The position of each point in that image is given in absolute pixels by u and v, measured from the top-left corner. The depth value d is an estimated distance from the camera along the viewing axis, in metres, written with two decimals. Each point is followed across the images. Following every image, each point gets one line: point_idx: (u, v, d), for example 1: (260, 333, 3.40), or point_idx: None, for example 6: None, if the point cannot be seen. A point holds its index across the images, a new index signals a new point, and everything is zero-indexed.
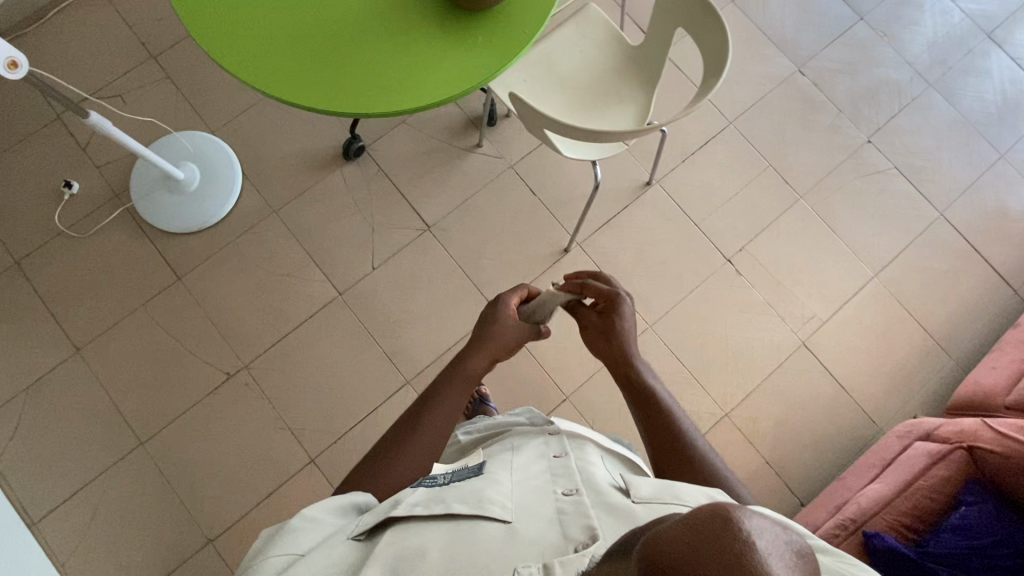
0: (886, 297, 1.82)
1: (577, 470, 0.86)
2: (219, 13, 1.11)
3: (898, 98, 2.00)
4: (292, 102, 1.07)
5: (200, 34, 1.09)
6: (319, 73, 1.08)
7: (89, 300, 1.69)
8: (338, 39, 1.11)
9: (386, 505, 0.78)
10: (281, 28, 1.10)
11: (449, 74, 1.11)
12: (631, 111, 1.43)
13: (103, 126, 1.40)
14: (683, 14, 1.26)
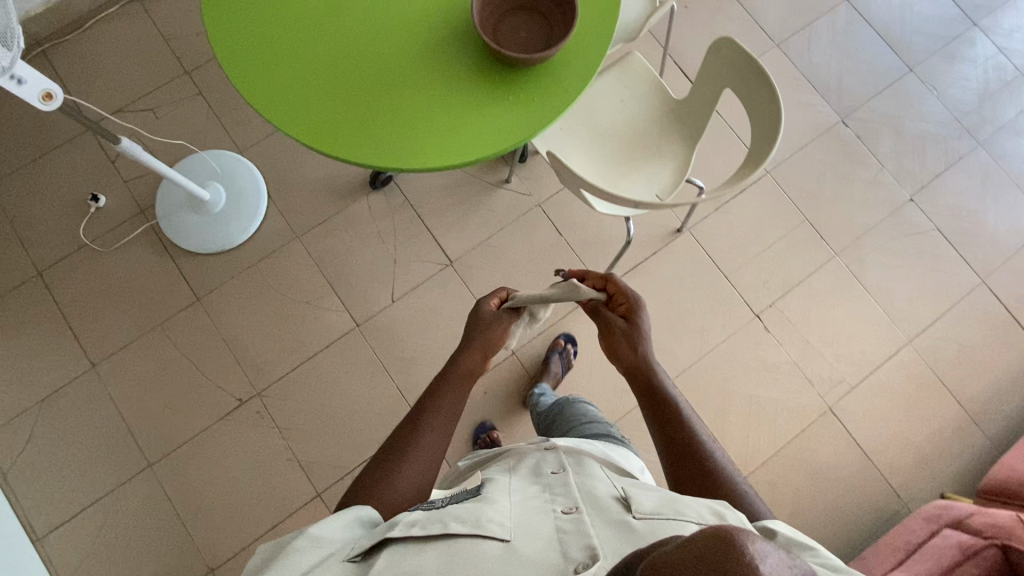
0: (919, 365, 1.75)
1: (574, 486, 0.88)
2: (258, 53, 1.10)
3: (945, 155, 1.92)
4: (325, 151, 1.07)
5: (237, 75, 1.09)
6: (354, 122, 1.08)
7: (108, 314, 1.69)
8: (376, 86, 1.09)
9: (383, 528, 0.78)
10: (320, 73, 1.09)
11: (491, 129, 1.09)
12: (669, 167, 1.39)
13: (135, 153, 1.39)
14: (732, 74, 1.21)
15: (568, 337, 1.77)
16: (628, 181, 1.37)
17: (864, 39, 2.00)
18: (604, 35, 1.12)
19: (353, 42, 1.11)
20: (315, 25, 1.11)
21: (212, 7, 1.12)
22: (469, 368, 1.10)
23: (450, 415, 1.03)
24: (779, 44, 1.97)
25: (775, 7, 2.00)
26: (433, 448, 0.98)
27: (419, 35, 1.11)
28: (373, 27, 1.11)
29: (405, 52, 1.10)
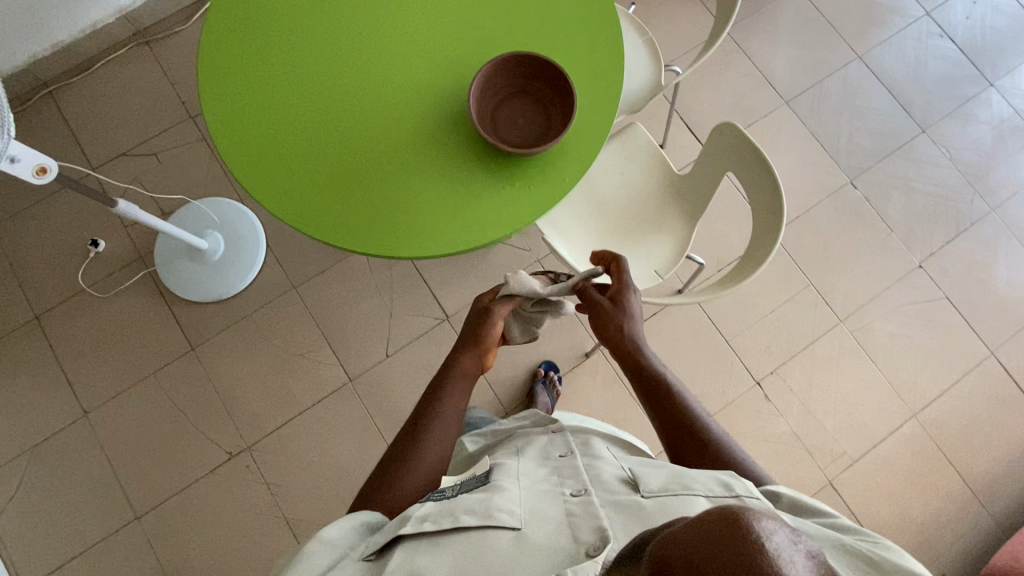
0: (924, 440, 1.70)
1: (583, 467, 0.90)
2: (253, 135, 1.10)
3: (957, 219, 1.87)
4: (315, 237, 1.07)
5: (230, 156, 1.09)
6: (344, 208, 1.07)
7: (102, 361, 1.69)
8: (367, 171, 1.09)
9: (393, 525, 0.79)
10: (311, 155, 1.10)
11: (490, 216, 1.07)
12: (669, 242, 1.35)
13: (132, 213, 1.39)
14: (735, 158, 1.18)
15: (548, 365, 1.70)
16: (627, 255, 1.35)
17: (874, 98, 1.96)
18: (606, 117, 1.10)
19: (354, 127, 1.11)
20: (316, 111, 1.11)
21: (210, 85, 1.12)
22: (469, 368, 1.04)
23: (456, 412, 1.01)
24: (788, 101, 1.95)
25: (785, 63, 1.98)
26: (440, 449, 0.97)
27: (419, 122, 1.11)
28: (373, 113, 1.11)
29: (405, 140, 1.10)
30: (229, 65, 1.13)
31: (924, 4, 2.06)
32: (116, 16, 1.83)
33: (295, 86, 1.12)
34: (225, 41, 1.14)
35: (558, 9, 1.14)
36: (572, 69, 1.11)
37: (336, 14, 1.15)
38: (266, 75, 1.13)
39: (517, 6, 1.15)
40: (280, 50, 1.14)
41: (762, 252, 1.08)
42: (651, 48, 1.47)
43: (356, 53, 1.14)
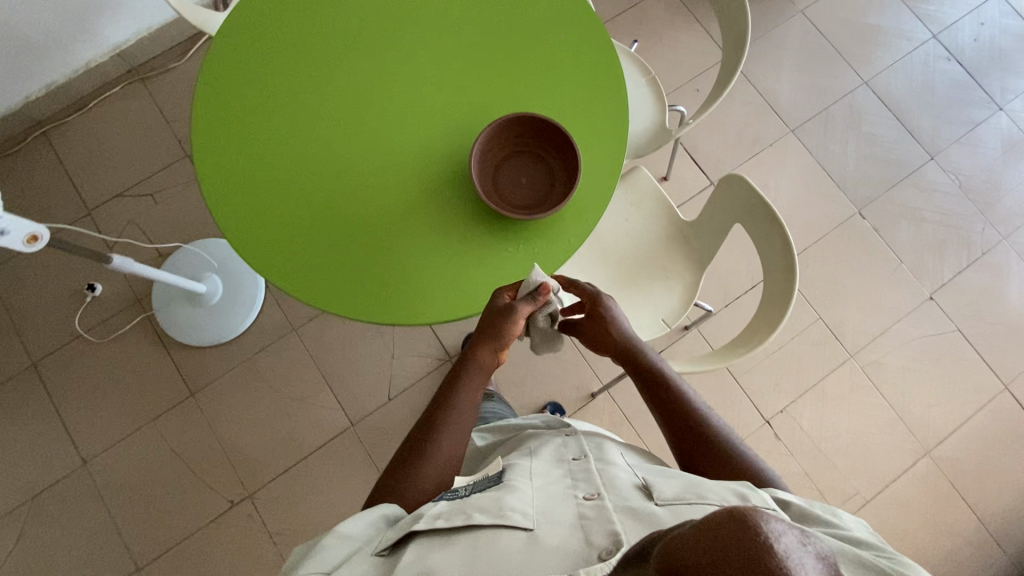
0: (937, 479, 1.67)
1: (597, 471, 0.88)
2: (245, 194, 1.08)
3: (968, 249, 1.84)
4: (308, 301, 1.05)
5: (222, 218, 1.07)
6: (338, 271, 1.05)
7: (101, 409, 1.66)
8: (361, 232, 1.06)
9: (407, 521, 0.78)
10: (305, 215, 1.07)
11: (494, 279, 1.05)
12: (676, 290, 1.31)
13: (127, 267, 1.36)
14: (744, 212, 1.15)
15: (554, 408, 1.68)
16: (633, 304, 1.31)
17: (882, 126, 1.93)
18: (608, 186, 1.08)
19: (353, 192, 1.08)
20: (315, 175, 1.08)
21: (202, 142, 1.10)
22: (484, 362, 1.04)
23: (472, 403, 1.01)
24: (794, 130, 1.91)
25: (789, 90, 1.95)
26: (457, 438, 0.97)
27: (420, 186, 1.08)
28: (374, 176, 1.08)
29: (405, 207, 1.07)
30: (224, 129, 1.11)
31: (931, 27, 2.02)
32: (109, 53, 1.81)
33: (292, 150, 1.10)
34: (219, 105, 1.11)
35: (560, 66, 1.11)
36: (575, 130, 1.08)
37: (332, 74, 1.12)
38: (261, 139, 1.10)
39: (518, 64, 1.11)
40: (276, 112, 1.11)
41: (775, 314, 1.05)
42: (655, 90, 1.44)
43: (353, 115, 1.11)
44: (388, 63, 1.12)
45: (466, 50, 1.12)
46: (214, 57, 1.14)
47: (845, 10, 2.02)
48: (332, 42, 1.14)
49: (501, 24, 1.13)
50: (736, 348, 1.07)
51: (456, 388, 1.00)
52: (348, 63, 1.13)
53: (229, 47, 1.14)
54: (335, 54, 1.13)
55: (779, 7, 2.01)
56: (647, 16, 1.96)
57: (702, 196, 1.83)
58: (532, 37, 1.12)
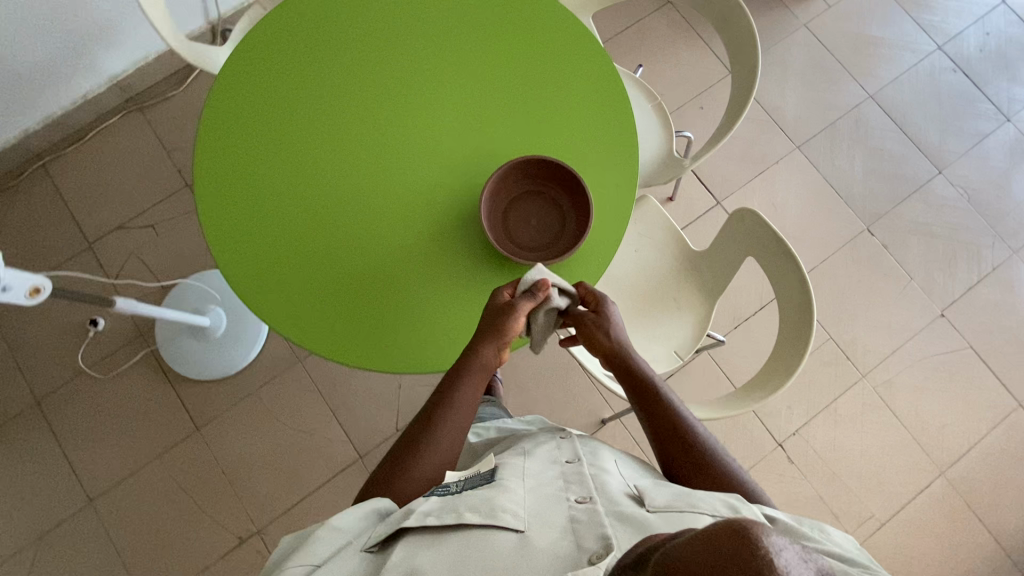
0: (952, 499, 1.66)
1: (588, 474, 0.90)
2: (251, 245, 1.06)
3: (978, 264, 1.82)
4: (320, 353, 1.04)
5: (229, 271, 1.05)
6: (349, 321, 1.04)
7: (107, 446, 1.65)
8: (371, 280, 1.05)
9: (398, 517, 0.80)
10: (312, 264, 1.05)
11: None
12: (688, 321, 1.30)
13: (132, 309, 1.38)
14: (758, 247, 1.13)
15: None
16: (645, 336, 1.29)
17: (889, 140, 1.91)
18: (619, 228, 1.07)
19: (357, 234, 1.06)
20: (317, 216, 1.07)
21: (205, 192, 1.08)
22: (488, 363, 0.96)
23: (471, 400, 0.98)
24: (800, 146, 1.89)
25: (795, 105, 1.92)
26: (453, 435, 0.98)
27: (426, 230, 1.06)
28: (377, 219, 1.07)
29: (411, 252, 1.06)
30: (224, 169, 1.08)
31: (936, 38, 2.00)
32: (107, 84, 1.79)
33: (294, 190, 1.08)
34: (220, 144, 1.09)
35: (569, 108, 1.10)
36: (586, 173, 1.07)
37: (335, 112, 1.10)
38: (266, 185, 1.08)
39: (525, 105, 1.10)
40: (278, 150, 1.09)
41: (793, 356, 1.03)
42: (662, 115, 1.43)
43: (357, 154, 1.09)
44: (393, 101, 1.10)
45: (472, 90, 1.10)
46: (215, 100, 1.11)
47: (850, 23, 2.00)
48: (335, 79, 1.12)
49: (508, 63, 1.11)
50: (753, 390, 1.05)
51: (455, 385, 0.96)
52: (351, 106, 1.10)
53: (231, 84, 1.12)
54: (339, 91, 1.11)
55: (783, 22, 1.99)
56: (650, 33, 1.93)
57: (708, 215, 1.81)
58: (539, 78, 1.11)
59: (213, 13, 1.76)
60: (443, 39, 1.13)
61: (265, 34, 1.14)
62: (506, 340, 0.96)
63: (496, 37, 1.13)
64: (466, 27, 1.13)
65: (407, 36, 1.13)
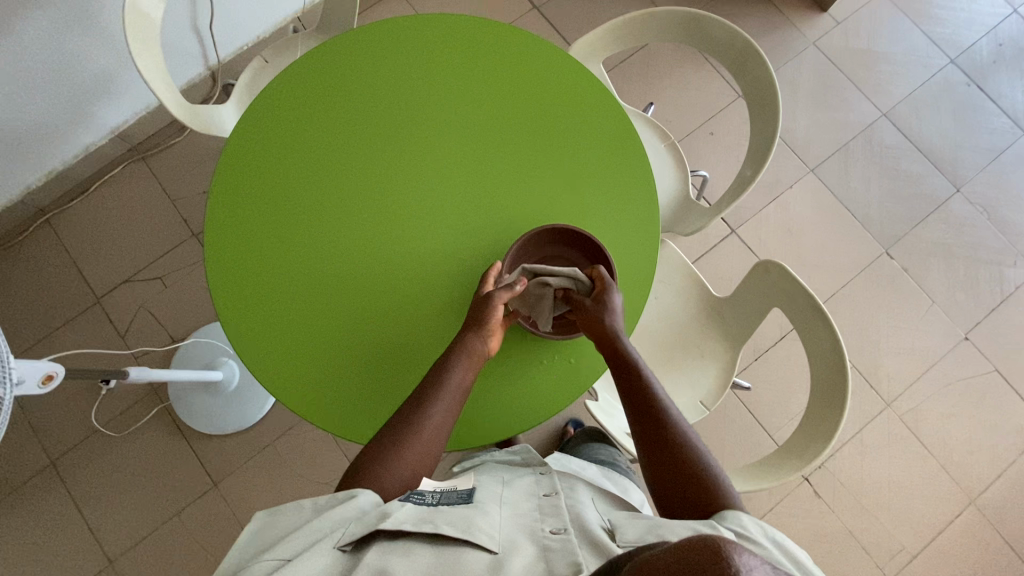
0: (984, 529, 1.62)
1: (563, 504, 0.89)
2: (265, 319, 1.03)
3: (1001, 285, 1.79)
4: (337, 432, 1.01)
5: (242, 349, 1.02)
6: (366, 396, 1.02)
7: (124, 505, 1.62)
8: (387, 354, 1.03)
9: (374, 517, 0.77)
10: (326, 337, 1.03)
11: (524, 398, 1.02)
12: (713, 369, 1.26)
13: (143, 377, 1.37)
14: (783, 300, 1.12)
15: None
16: (669, 385, 1.25)
17: (905, 159, 1.87)
18: (638, 295, 1.07)
19: (372, 303, 1.04)
20: (331, 284, 1.04)
21: (217, 266, 1.05)
22: (475, 349, 0.95)
23: (462, 386, 0.94)
24: (814, 169, 1.85)
25: (807, 127, 1.88)
26: (442, 423, 0.92)
27: (446, 306, 1.04)
28: (395, 291, 1.04)
29: (431, 327, 1.04)
30: (235, 235, 1.06)
31: (948, 51, 1.96)
32: (108, 136, 1.75)
33: (307, 257, 1.05)
34: (230, 210, 1.07)
35: (586, 178, 1.09)
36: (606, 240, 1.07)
37: (347, 174, 1.07)
38: (278, 256, 1.05)
39: (543, 174, 1.08)
40: (290, 216, 1.06)
41: (832, 417, 1.01)
42: (676, 157, 1.39)
43: (371, 219, 1.06)
44: (406, 162, 1.08)
45: (489, 154, 1.08)
46: (225, 169, 1.08)
47: (860, 39, 1.96)
48: (347, 140, 1.09)
49: (524, 128, 1.09)
50: (789, 457, 1.04)
51: (445, 367, 0.93)
52: (364, 171, 1.07)
53: (240, 148, 1.09)
54: (350, 153, 1.08)
55: (792, 40, 1.95)
56: (657, 58, 1.89)
57: (722, 245, 1.78)
58: (557, 145, 1.09)
59: (212, 59, 1.72)
60: (457, 99, 1.10)
61: (274, 96, 1.11)
62: (491, 324, 0.95)
63: (512, 98, 1.11)
64: (481, 85, 1.11)
65: (420, 95, 1.10)
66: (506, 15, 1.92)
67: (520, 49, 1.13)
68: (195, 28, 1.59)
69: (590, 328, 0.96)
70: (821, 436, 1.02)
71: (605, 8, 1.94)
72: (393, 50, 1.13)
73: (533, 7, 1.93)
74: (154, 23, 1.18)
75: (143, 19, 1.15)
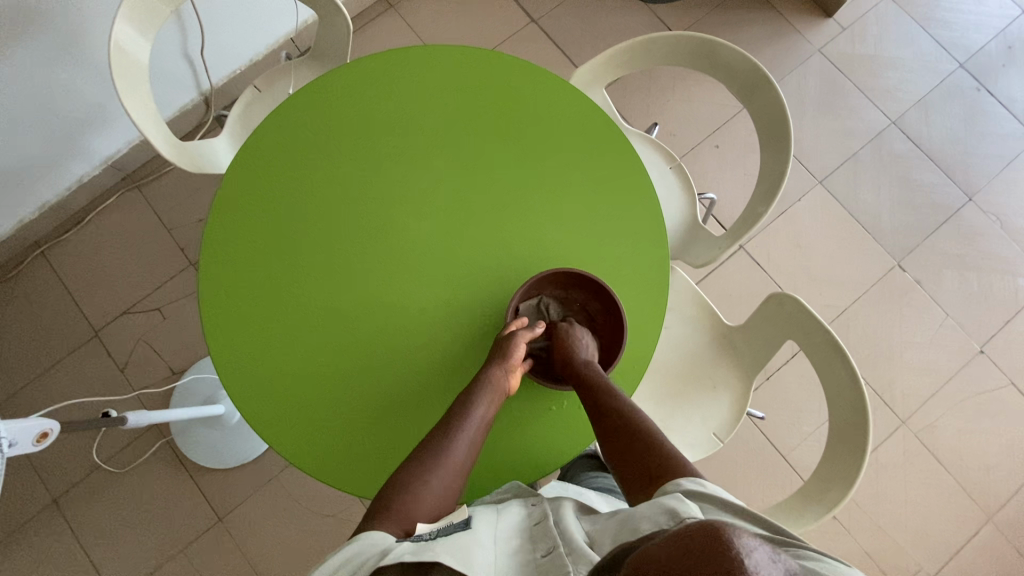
0: (1004, 547, 1.59)
1: (553, 525, 0.79)
2: (260, 361, 0.97)
3: (1016, 295, 1.75)
4: (331, 484, 0.95)
5: (233, 394, 0.96)
6: (363, 446, 0.96)
7: (127, 543, 1.59)
8: (386, 400, 0.97)
9: (376, 555, 0.71)
10: (323, 382, 0.97)
11: (526, 454, 0.98)
12: (726, 399, 1.23)
13: (142, 421, 1.38)
14: (799, 332, 1.10)
15: None
16: (682, 417, 1.22)
17: (915, 167, 1.83)
18: (650, 332, 1.03)
19: (372, 344, 0.98)
20: (332, 324, 0.98)
21: (212, 304, 0.98)
22: (499, 384, 0.91)
23: (485, 423, 0.90)
24: (823, 180, 1.81)
25: (815, 137, 1.84)
26: (468, 454, 0.88)
27: (456, 355, 0.99)
28: (404, 339, 0.99)
29: (441, 378, 0.99)
30: (231, 282, 0.99)
31: (956, 55, 1.91)
32: (101, 165, 1.72)
33: (310, 301, 0.99)
34: (226, 256, 1.00)
35: (597, 217, 1.05)
36: (617, 277, 1.04)
37: (351, 215, 1.02)
38: (276, 294, 0.99)
39: (553, 215, 1.04)
40: (289, 260, 1.00)
41: (855, 456, 0.99)
42: (682, 179, 1.35)
43: (377, 260, 1.01)
44: (411, 195, 1.03)
45: (498, 193, 1.04)
46: (223, 202, 1.02)
47: (867, 45, 1.91)
48: (349, 179, 1.03)
49: (533, 165, 1.06)
50: (810, 497, 1.03)
51: (471, 402, 0.89)
52: (367, 204, 1.02)
53: (234, 189, 1.03)
54: (353, 192, 1.03)
55: (798, 48, 1.90)
56: (658, 71, 1.85)
57: (731, 262, 1.74)
58: (567, 183, 1.06)
59: (204, 85, 1.68)
60: (464, 133, 1.06)
61: (270, 132, 1.05)
62: (515, 359, 0.92)
63: (519, 134, 1.07)
64: (490, 115, 1.07)
65: (424, 132, 1.06)
66: (504, 30, 1.87)
67: (526, 83, 1.09)
68: (186, 54, 1.55)
69: (556, 360, 0.93)
70: (842, 473, 1.00)
71: (605, 21, 1.89)
72: (395, 83, 1.08)
73: (532, 20, 1.88)
74: (140, 64, 1.14)
75: (128, 61, 1.11)
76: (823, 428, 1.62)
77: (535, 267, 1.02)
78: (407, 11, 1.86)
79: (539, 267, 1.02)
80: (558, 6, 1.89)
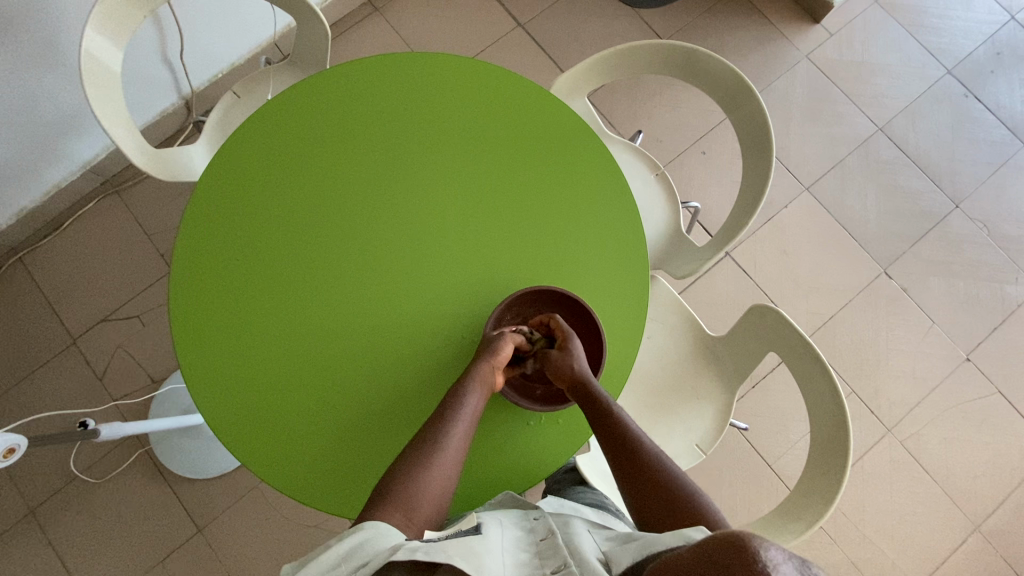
0: (989, 556, 1.58)
1: (563, 543, 0.75)
2: (229, 362, 0.95)
3: (1002, 302, 1.75)
4: (292, 493, 0.93)
5: (199, 396, 0.94)
6: (327, 454, 0.94)
7: (104, 555, 1.56)
8: (355, 406, 0.96)
9: (386, 550, 0.68)
10: (290, 387, 0.95)
11: (503, 472, 0.96)
12: (709, 411, 1.22)
13: (115, 434, 1.36)
14: (781, 344, 1.09)
15: None
16: (663, 429, 1.21)
17: (902, 174, 1.82)
18: (629, 347, 1.02)
19: (343, 350, 0.97)
20: (304, 328, 0.97)
21: (184, 303, 0.97)
22: (484, 379, 0.88)
23: (474, 418, 0.87)
24: (811, 186, 1.80)
25: (802, 144, 1.83)
26: (462, 440, 0.86)
27: (430, 369, 0.97)
28: (382, 353, 0.97)
29: (416, 390, 0.97)
30: (207, 298, 0.97)
31: (944, 61, 1.91)
32: (80, 169, 1.69)
33: (283, 303, 0.97)
34: (197, 265, 0.98)
35: (575, 224, 1.04)
36: (594, 290, 1.02)
37: (326, 223, 1.00)
38: (249, 295, 0.97)
39: (532, 221, 1.03)
40: (263, 261, 0.98)
41: (836, 472, 0.98)
42: (665, 187, 1.34)
43: (352, 262, 0.99)
44: (389, 195, 1.02)
45: (481, 203, 1.03)
46: (200, 199, 1.00)
47: (854, 52, 1.91)
48: (326, 181, 1.02)
49: (514, 174, 1.04)
50: (791, 514, 1.02)
51: (462, 394, 0.87)
52: (344, 205, 1.01)
53: (211, 187, 1.01)
54: (327, 200, 1.01)
55: (785, 54, 1.89)
56: (645, 77, 1.84)
57: (717, 270, 1.73)
58: (548, 191, 1.04)
59: (185, 89, 1.65)
60: (444, 134, 1.05)
61: (250, 130, 1.04)
62: (501, 357, 0.88)
63: (500, 143, 1.05)
64: (472, 116, 1.06)
65: (404, 137, 1.04)
66: (490, 35, 1.85)
67: (503, 92, 1.08)
68: (164, 58, 1.52)
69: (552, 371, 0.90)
70: (823, 488, 0.99)
71: (592, 27, 1.88)
72: (372, 93, 1.06)
73: (518, 25, 1.86)
74: (112, 72, 1.12)
75: (99, 68, 1.09)
76: (808, 436, 1.61)
77: (515, 282, 1.00)
78: (392, 14, 1.84)
79: (520, 281, 1.00)
80: (544, 10, 1.88)
